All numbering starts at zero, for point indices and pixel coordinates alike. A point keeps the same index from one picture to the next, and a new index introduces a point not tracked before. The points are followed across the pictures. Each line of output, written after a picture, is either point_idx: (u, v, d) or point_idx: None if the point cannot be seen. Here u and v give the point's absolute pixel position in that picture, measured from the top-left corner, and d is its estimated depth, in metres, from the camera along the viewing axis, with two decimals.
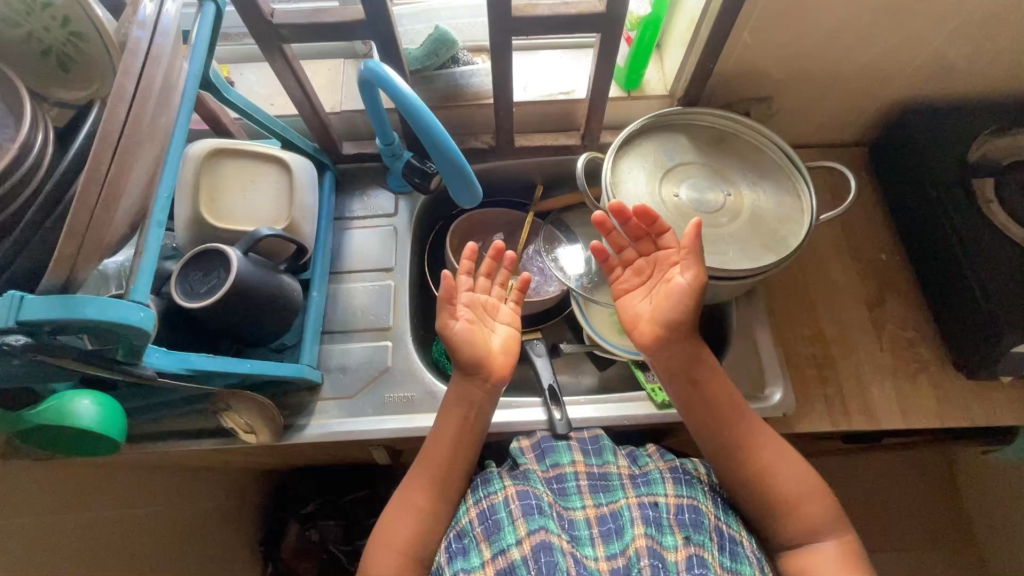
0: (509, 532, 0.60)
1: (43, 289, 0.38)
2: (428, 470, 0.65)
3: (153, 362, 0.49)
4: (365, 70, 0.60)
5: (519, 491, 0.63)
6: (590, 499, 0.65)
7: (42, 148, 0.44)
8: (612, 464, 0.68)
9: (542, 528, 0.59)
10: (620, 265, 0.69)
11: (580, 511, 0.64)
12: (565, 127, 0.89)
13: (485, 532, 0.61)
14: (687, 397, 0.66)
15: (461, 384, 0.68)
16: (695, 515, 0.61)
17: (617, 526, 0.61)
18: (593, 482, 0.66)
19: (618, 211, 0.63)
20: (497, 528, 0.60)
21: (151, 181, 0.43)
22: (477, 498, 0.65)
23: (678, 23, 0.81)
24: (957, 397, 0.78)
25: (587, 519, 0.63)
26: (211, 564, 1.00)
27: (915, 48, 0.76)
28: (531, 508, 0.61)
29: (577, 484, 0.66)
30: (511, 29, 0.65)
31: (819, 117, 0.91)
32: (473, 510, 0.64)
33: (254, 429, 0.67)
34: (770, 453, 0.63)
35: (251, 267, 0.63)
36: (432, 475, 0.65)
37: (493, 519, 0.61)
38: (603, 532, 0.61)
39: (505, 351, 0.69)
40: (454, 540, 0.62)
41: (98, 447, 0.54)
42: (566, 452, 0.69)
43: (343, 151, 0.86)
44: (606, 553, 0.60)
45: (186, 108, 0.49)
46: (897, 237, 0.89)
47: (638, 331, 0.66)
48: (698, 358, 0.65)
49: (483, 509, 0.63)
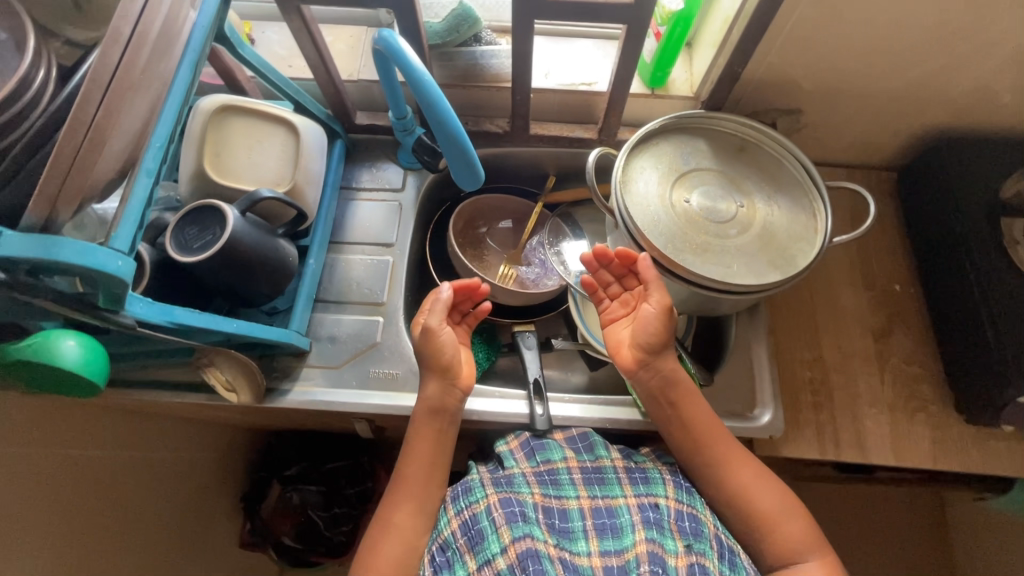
0: (492, 541, 0.57)
1: (23, 227, 0.38)
2: (408, 491, 0.65)
3: (135, 312, 0.49)
4: (379, 39, 0.58)
5: (502, 498, 0.60)
6: (584, 490, 0.63)
7: (41, 85, 0.44)
8: (604, 458, 0.66)
9: (528, 536, 0.57)
10: (608, 298, 0.72)
11: (575, 501, 0.62)
12: (584, 119, 0.87)
13: (469, 544, 0.59)
14: (665, 415, 0.67)
15: (431, 399, 0.68)
16: (695, 523, 0.60)
17: (614, 523, 0.60)
18: (587, 476, 0.65)
19: (599, 253, 0.69)
20: (481, 537, 0.58)
21: (143, 129, 0.42)
22: (458, 508, 0.62)
23: (712, 23, 0.78)
24: (955, 441, 0.75)
25: (581, 509, 0.61)
26: (191, 514, 1.02)
27: (960, 74, 0.73)
28: (514, 515, 0.58)
29: (570, 476, 0.64)
30: (535, 12, 0.62)
31: (849, 136, 0.87)
32: (454, 521, 0.62)
33: (235, 388, 0.67)
34: (741, 484, 0.63)
35: (248, 227, 0.62)
36: (415, 494, 0.65)
37: (476, 529, 0.59)
38: (598, 526, 0.60)
39: (469, 363, 0.71)
40: (437, 553, 0.61)
41: (75, 388, 0.54)
42: (557, 449, 0.68)
43: (356, 121, 0.86)
44: (599, 548, 0.58)
45: (190, 62, 0.48)
46: (915, 269, 0.86)
47: (621, 357, 0.69)
48: (677, 385, 0.67)
49: (465, 519, 0.61)
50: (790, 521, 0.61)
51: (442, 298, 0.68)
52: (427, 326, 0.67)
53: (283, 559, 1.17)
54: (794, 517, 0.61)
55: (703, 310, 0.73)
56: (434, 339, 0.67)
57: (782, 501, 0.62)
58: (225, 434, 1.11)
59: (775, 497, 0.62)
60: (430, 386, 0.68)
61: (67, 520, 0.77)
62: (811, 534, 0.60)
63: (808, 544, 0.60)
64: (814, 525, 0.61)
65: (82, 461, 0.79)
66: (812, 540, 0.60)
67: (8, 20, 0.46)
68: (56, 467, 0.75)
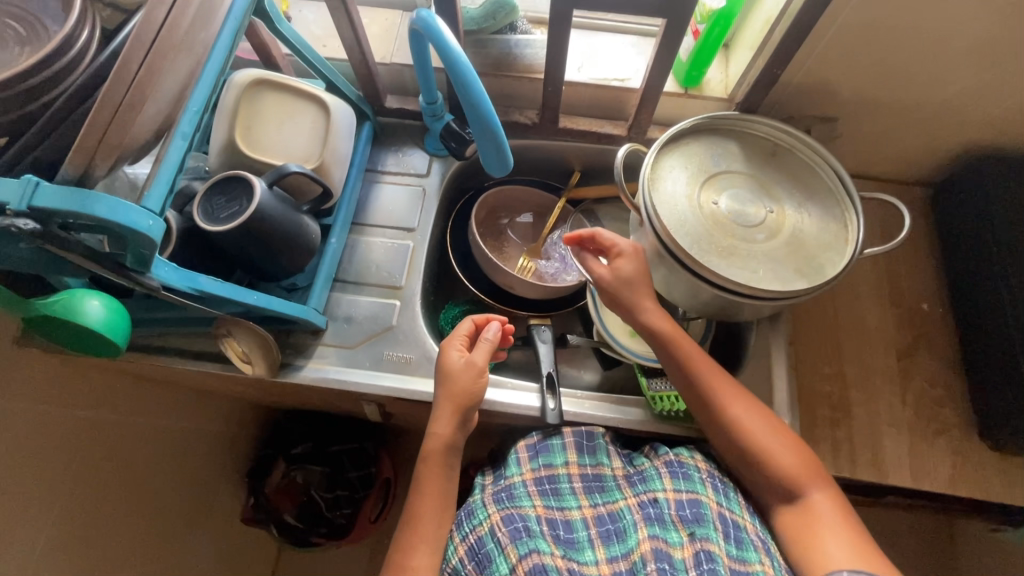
0: (500, 562, 0.57)
1: (60, 178, 0.38)
2: (426, 532, 0.62)
3: (159, 275, 0.49)
4: (417, 19, 0.58)
5: (504, 516, 0.61)
6: (585, 499, 0.64)
7: (84, 42, 0.44)
8: (605, 465, 0.67)
9: (534, 551, 0.57)
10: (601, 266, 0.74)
11: (576, 511, 0.63)
12: (613, 116, 0.86)
13: (477, 567, 0.59)
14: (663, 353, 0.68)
15: (442, 437, 0.64)
16: (696, 508, 0.60)
17: (617, 527, 0.60)
18: (587, 484, 0.66)
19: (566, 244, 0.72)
20: (488, 560, 0.58)
21: (180, 95, 0.43)
22: (463, 533, 0.63)
23: (752, 24, 0.76)
24: (976, 466, 0.73)
25: (584, 519, 0.62)
26: (197, 486, 1.03)
27: (1006, 91, 0.71)
28: (519, 532, 0.59)
29: (571, 485, 0.66)
30: (575, 2, 0.62)
31: (885, 148, 0.85)
32: (460, 548, 0.62)
33: (251, 360, 0.68)
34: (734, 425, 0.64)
35: (274, 201, 0.63)
36: (431, 533, 0.63)
37: (483, 551, 0.59)
38: (603, 533, 0.61)
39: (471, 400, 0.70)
40: None
41: (94, 348, 0.55)
42: (560, 452, 0.68)
43: (386, 104, 0.86)
44: (606, 555, 0.59)
45: (231, 28, 0.48)
46: (944, 289, 0.84)
47: None
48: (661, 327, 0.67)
49: (471, 544, 0.61)
50: (783, 453, 0.62)
51: (492, 338, 0.67)
52: (480, 365, 0.66)
53: (283, 539, 1.16)
54: (791, 451, 0.62)
55: (723, 316, 0.72)
56: (469, 379, 0.65)
57: (778, 439, 0.62)
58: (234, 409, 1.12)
59: (771, 433, 0.63)
60: (444, 426, 0.65)
61: (77, 480, 0.78)
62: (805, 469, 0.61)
63: (806, 479, 0.60)
64: (810, 459, 0.62)
65: (94, 423, 0.81)
66: (810, 474, 0.61)
67: None
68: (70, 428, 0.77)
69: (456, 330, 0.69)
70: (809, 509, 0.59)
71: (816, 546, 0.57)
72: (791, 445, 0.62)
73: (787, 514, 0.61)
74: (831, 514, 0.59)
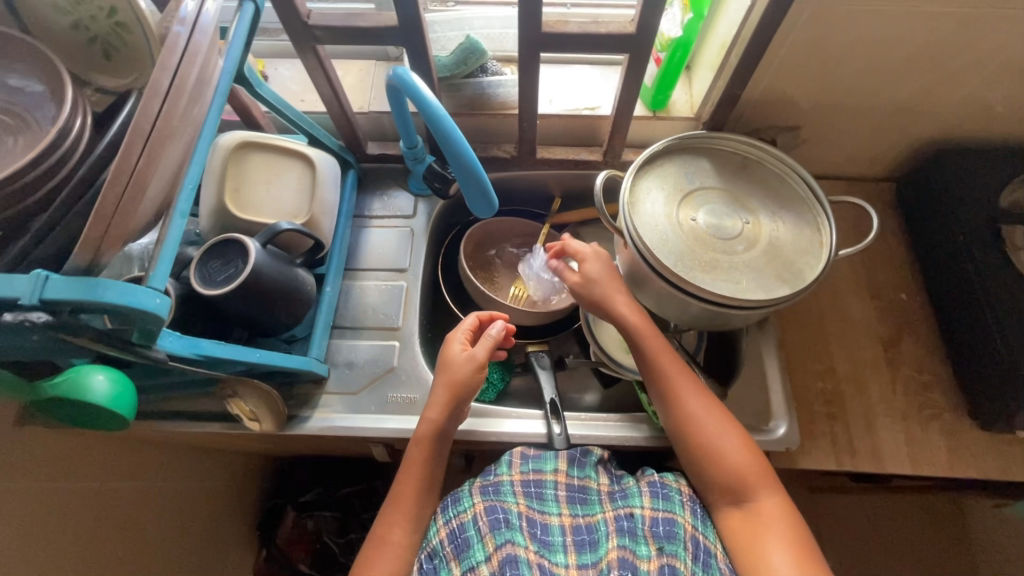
0: (478, 549, 0.58)
1: (69, 270, 0.39)
2: (400, 511, 0.64)
3: (163, 346, 0.51)
4: (393, 76, 0.60)
5: (487, 506, 0.61)
6: (566, 508, 0.63)
7: (80, 132, 0.46)
8: (592, 479, 0.66)
9: (510, 542, 0.57)
10: None
11: (556, 517, 0.62)
12: (588, 142, 0.90)
13: (455, 551, 0.59)
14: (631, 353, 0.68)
15: (433, 422, 0.65)
16: (669, 526, 0.60)
17: (592, 538, 0.60)
18: (572, 494, 0.64)
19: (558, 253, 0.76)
20: (466, 545, 0.59)
21: (176, 173, 0.44)
22: (446, 517, 0.62)
23: (710, 47, 0.81)
24: (970, 447, 0.76)
25: (562, 526, 0.61)
26: (206, 546, 1.03)
27: (950, 88, 0.75)
28: (498, 522, 0.59)
29: (556, 492, 0.64)
30: (542, 44, 0.65)
31: (847, 149, 0.89)
32: (442, 530, 0.62)
33: (258, 417, 0.68)
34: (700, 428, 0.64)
35: (269, 259, 0.64)
36: (407, 514, 0.64)
37: (463, 537, 0.60)
38: (577, 542, 0.60)
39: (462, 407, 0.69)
40: (425, 561, 0.61)
41: (106, 422, 0.56)
42: (550, 459, 0.67)
43: (368, 151, 0.88)
44: (577, 561, 0.59)
45: (217, 104, 0.49)
46: (919, 278, 0.87)
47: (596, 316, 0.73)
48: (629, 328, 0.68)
49: (453, 528, 0.61)
50: (736, 454, 0.62)
51: (494, 334, 0.67)
52: (479, 358, 0.66)
53: None
54: (747, 454, 0.62)
55: (714, 326, 0.74)
56: (463, 367, 0.65)
57: (738, 441, 0.63)
58: (239, 461, 1.12)
59: (730, 435, 0.63)
60: (437, 412, 0.65)
61: (86, 552, 0.77)
62: (760, 477, 0.61)
63: (758, 483, 0.61)
64: (765, 464, 0.63)
65: (101, 492, 0.80)
66: (763, 480, 0.61)
67: (48, 73, 0.48)
68: (75, 500, 0.76)
69: (461, 324, 0.70)
70: (756, 513, 0.60)
71: (756, 548, 0.58)
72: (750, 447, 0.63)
73: (731, 515, 0.61)
74: (777, 519, 0.59)
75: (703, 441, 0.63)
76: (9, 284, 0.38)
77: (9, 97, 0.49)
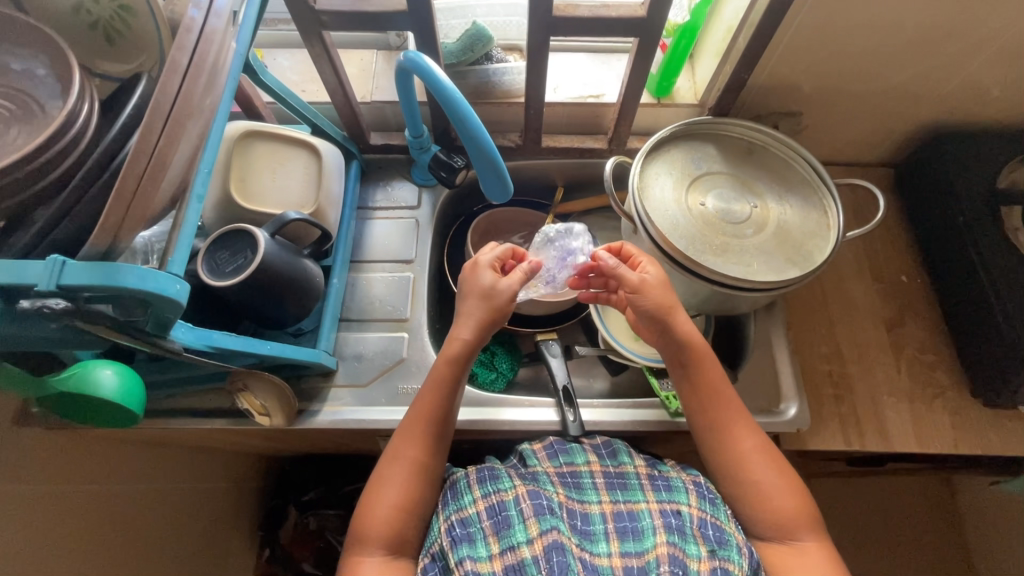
0: (518, 530, 0.57)
1: (83, 255, 0.38)
2: (417, 427, 0.64)
3: (179, 337, 0.49)
4: (405, 59, 0.59)
5: (530, 490, 0.60)
6: (606, 495, 0.63)
7: (87, 118, 0.44)
8: (628, 464, 0.66)
9: (555, 529, 0.56)
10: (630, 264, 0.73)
11: (596, 505, 0.62)
12: (593, 130, 0.90)
13: (494, 527, 0.58)
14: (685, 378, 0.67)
15: (464, 342, 0.65)
16: (720, 532, 0.58)
17: (635, 526, 0.59)
18: (609, 480, 0.64)
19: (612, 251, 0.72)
20: (507, 524, 0.57)
21: (192, 159, 0.43)
22: (484, 491, 0.61)
23: (712, 34, 0.81)
24: (973, 424, 0.77)
25: (603, 513, 0.61)
26: (205, 549, 1.00)
27: (950, 72, 0.77)
28: (542, 508, 0.58)
29: (593, 480, 0.64)
30: (551, 28, 0.64)
31: (848, 135, 0.90)
32: (480, 503, 0.60)
33: (268, 411, 0.68)
34: (754, 464, 0.63)
35: (277, 249, 0.63)
36: (423, 430, 0.64)
37: (503, 514, 0.58)
38: (619, 529, 0.59)
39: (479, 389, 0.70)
40: (457, 526, 0.59)
41: (115, 418, 0.54)
42: (580, 452, 0.67)
43: (371, 142, 0.87)
44: (620, 549, 0.58)
45: (230, 88, 0.48)
46: (920, 260, 0.89)
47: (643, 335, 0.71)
48: (693, 352, 0.66)
49: (492, 503, 0.60)
50: (783, 496, 0.61)
51: (525, 266, 0.67)
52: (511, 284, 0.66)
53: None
54: (795, 498, 0.61)
55: (722, 310, 0.75)
56: (495, 292, 0.66)
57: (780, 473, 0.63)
58: (242, 461, 1.10)
59: (779, 476, 0.63)
60: (469, 331, 0.65)
61: (85, 556, 0.75)
62: (798, 507, 0.61)
63: (792, 506, 0.61)
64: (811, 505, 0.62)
65: (101, 495, 0.78)
66: (807, 522, 0.61)
67: (53, 58, 0.46)
68: (75, 502, 0.74)
69: (494, 249, 0.70)
70: (795, 547, 0.60)
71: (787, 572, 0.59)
72: (801, 487, 0.63)
73: (771, 547, 0.61)
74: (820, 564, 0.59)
75: (746, 478, 0.63)
76: (26, 270, 0.37)
77: (12, 83, 0.47)
